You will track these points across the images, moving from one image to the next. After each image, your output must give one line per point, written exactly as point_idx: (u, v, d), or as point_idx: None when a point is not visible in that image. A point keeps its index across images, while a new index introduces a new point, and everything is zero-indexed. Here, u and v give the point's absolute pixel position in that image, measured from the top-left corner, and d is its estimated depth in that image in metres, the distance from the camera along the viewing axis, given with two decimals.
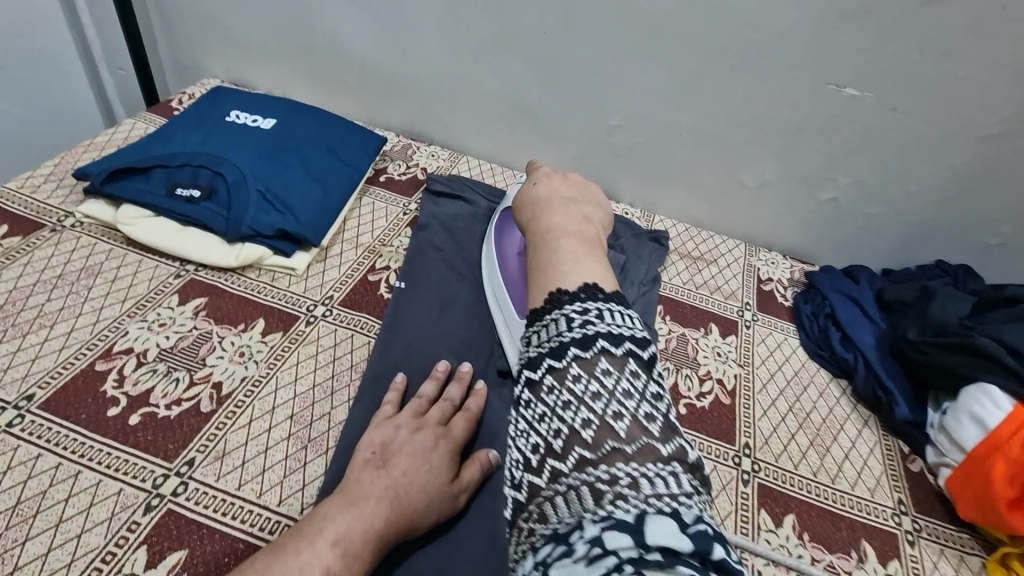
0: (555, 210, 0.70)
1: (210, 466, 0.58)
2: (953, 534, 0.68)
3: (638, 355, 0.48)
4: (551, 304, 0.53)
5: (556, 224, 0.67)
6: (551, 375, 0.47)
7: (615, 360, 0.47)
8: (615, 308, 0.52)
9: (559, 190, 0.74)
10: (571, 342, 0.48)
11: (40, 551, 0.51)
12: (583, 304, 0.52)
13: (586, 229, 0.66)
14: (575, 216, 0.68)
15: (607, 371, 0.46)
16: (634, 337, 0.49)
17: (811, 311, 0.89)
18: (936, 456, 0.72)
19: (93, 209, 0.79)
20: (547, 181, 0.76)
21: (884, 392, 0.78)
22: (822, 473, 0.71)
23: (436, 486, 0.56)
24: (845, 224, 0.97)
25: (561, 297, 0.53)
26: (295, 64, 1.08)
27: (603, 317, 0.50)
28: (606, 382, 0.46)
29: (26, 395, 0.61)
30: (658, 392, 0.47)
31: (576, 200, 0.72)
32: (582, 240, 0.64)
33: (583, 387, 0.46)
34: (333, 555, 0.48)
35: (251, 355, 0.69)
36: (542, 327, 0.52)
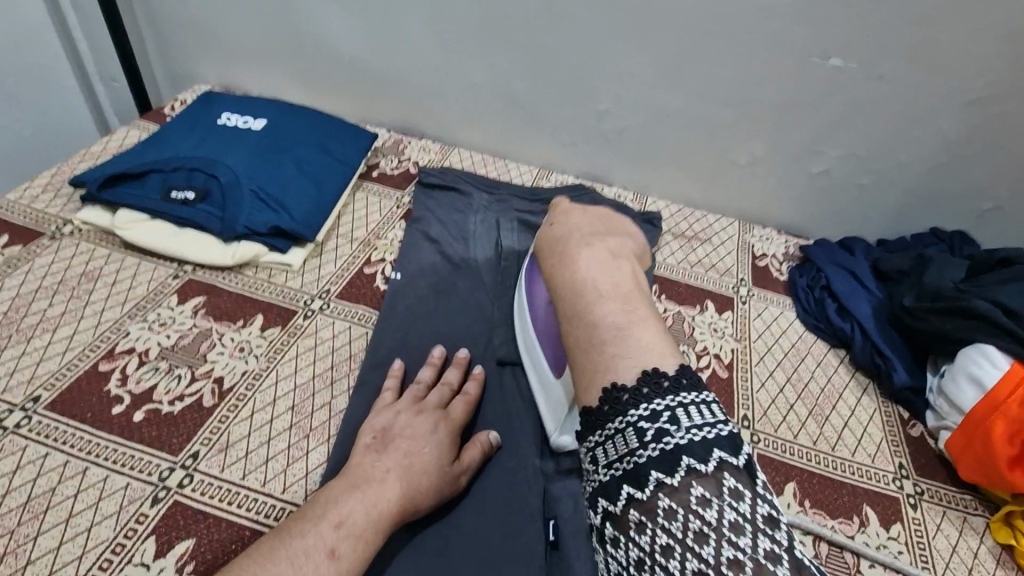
0: (579, 254, 0.59)
1: (214, 458, 0.59)
2: (955, 495, 0.68)
3: (732, 465, 0.42)
4: (608, 406, 0.46)
5: (585, 274, 0.56)
6: (637, 510, 0.41)
7: (708, 480, 0.41)
8: (687, 399, 0.44)
9: (581, 231, 0.64)
10: (651, 464, 0.42)
11: (52, 545, 0.52)
12: (649, 405, 0.44)
13: (626, 277, 0.57)
14: (604, 261, 0.58)
15: (705, 500, 0.40)
16: (720, 440, 0.43)
17: (807, 285, 0.89)
18: (936, 419, 0.72)
19: (90, 216, 0.80)
20: (565, 222, 0.67)
21: (883, 360, 0.78)
22: (823, 441, 0.71)
23: (437, 467, 0.57)
24: (838, 196, 0.97)
25: (619, 393, 0.46)
26: (284, 66, 1.09)
27: (679, 419, 0.43)
28: (708, 516, 0.39)
29: (32, 397, 0.62)
30: (770, 514, 0.41)
31: (601, 238, 0.63)
32: (622, 296, 0.54)
33: (682, 526, 0.40)
34: (338, 537, 0.48)
35: (251, 349, 0.70)
36: (608, 440, 0.45)
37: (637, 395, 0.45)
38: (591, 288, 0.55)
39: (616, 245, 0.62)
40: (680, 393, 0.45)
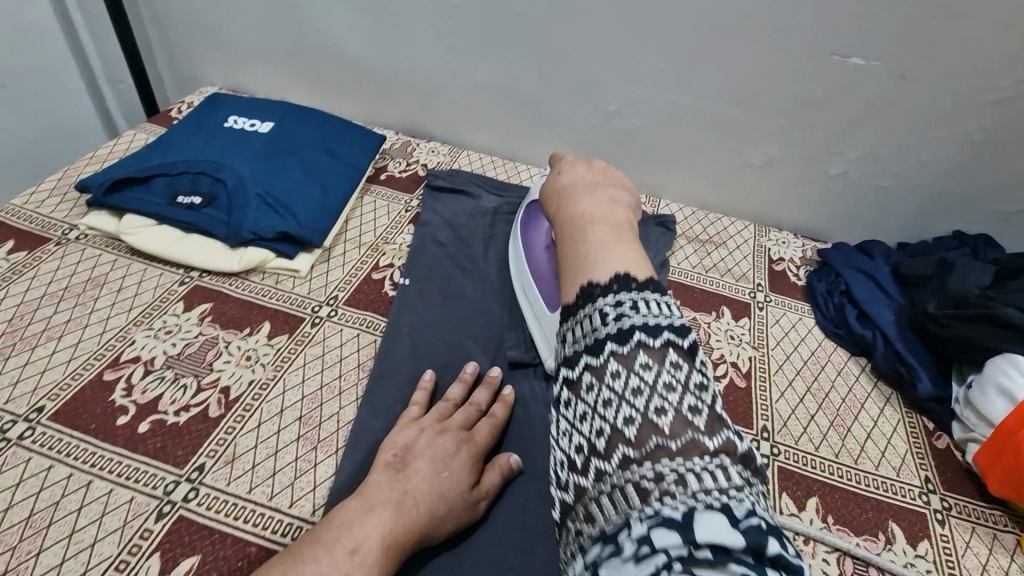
0: (581, 194, 0.61)
1: (220, 471, 0.58)
2: (986, 511, 0.65)
3: (678, 345, 0.43)
4: (582, 298, 0.47)
5: (584, 207, 0.59)
6: (589, 373, 0.43)
7: (653, 351, 0.43)
8: (652, 295, 0.46)
9: (584, 174, 0.66)
10: (607, 337, 0.43)
11: (55, 562, 0.50)
12: (616, 295, 0.46)
13: (616, 213, 0.58)
14: (604, 201, 0.60)
15: (646, 364, 0.42)
16: (672, 325, 0.44)
17: (824, 289, 0.87)
18: (963, 430, 0.70)
19: (96, 221, 0.79)
20: (570, 166, 0.68)
21: (905, 367, 0.76)
22: (844, 453, 0.69)
23: (456, 487, 0.55)
24: (857, 198, 0.94)
25: (593, 288, 0.47)
26: (290, 68, 1.08)
27: (639, 306, 0.45)
28: (646, 377, 0.41)
29: (37, 408, 0.61)
30: (702, 382, 0.43)
31: (601, 182, 0.64)
32: (612, 224, 0.56)
33: (623, 383, 0.42)
34: (354, 564, 0.46)
35: (257, 358, 0.68)
36: (578, 322, 0.46)
37: (610, 291, 0.46)
38: (586, 218, 0.57)
39: (616, 189, 0.64)
40: (650, 293, 0.46)
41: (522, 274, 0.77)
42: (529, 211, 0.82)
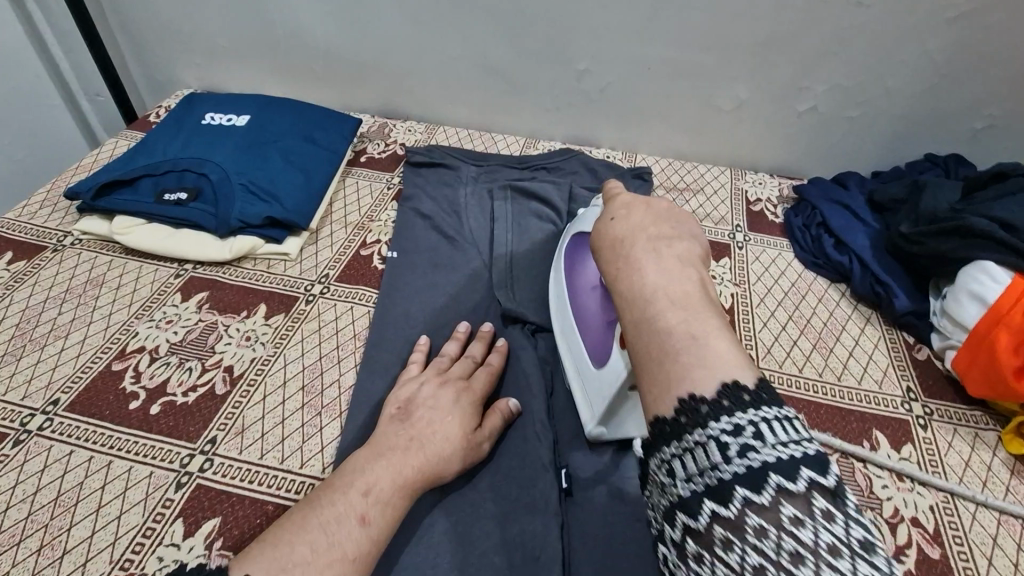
0: (643, 254, 0.50)
1: (232, 441, 0.61)
2: (966, 413, 0.68)
3: (823, 486, 0.35)
4: (686, 418, 0.39)
5: (653, 271, 0.48)
6: (721, 526, 0.35)
7: (797, 500, 0.34)
8: (769, 414, 0.38)
9: (643, 223, 0.54)
10: (735, 481, 0.36)
11: (85, 534, 0.54)
12: (732, 418, 0.38)
13: (695, 286, 0.47)
14: (674, 263, 0.49)
15: (796, 520, 0.34)
16: (808, 458, 0.36)
17: (802, 224, 0.89)
18: (941, 340, 0.72)
19: (89, 225, 0.82)
20: (625, 213, 0.56)
21: (883, 288, 0.78)
22: (828, 373, 0.71)
23: (457, 431, 0.58)
24: (828, 132, 0.96)
25: (699, 403, 0.39)
26: (263, 61, 1.10)
27: (763, 435, 0.37)
28: (803, 537, 0.33)
29: (52, 400, 0.64)
30: (867, 538, 0.34)
31: (666, 234, 0.52)
32: (698, 305, 0.45)
33: (772, 547, 0.33)
34: (367, 504, 0.50)
35: (257, 337, 0.71)
36: (686, 453, 0.38)
37: (720, 408, 0.38)
38: (663, 296, 0.46)
39: (683, 241, 0.52)
40: (765, 409, 0.38)
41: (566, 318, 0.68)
42: (578, 245, 0.71)
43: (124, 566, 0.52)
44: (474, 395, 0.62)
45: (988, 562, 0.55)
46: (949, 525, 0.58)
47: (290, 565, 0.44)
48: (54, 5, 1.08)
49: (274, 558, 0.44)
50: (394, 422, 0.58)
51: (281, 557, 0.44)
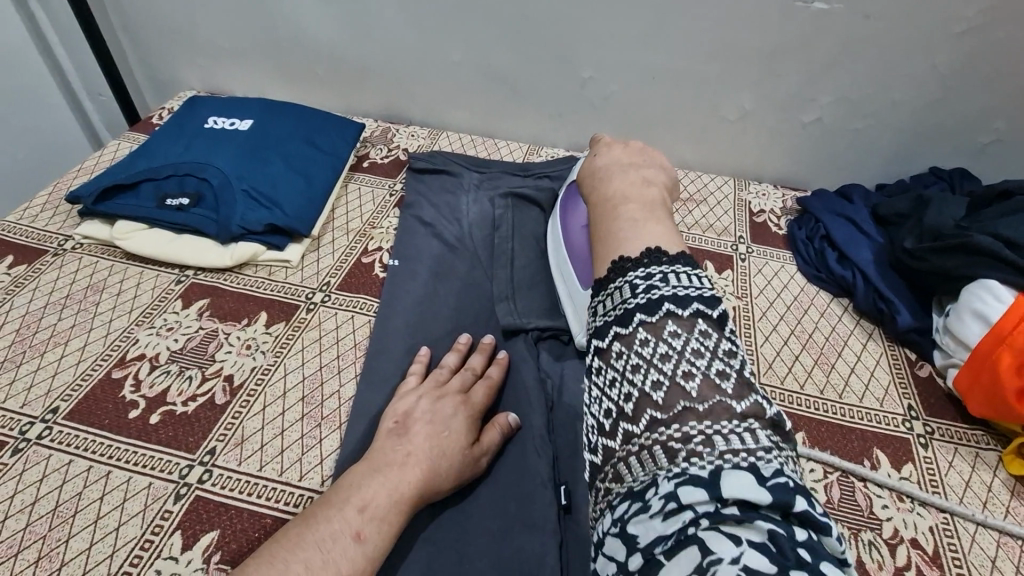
0: (616, 174, 0.66)
1: (231, 452, 0.61)
2: (968, 433, 0.67)
3: (707, 316, 0.48)
4: (616, 272, 0.53)
5: (619, 181, 0.65)
6: (619, 341, 0.49)
7: (681, 320, 0.48)
8: (680, 269, 0.51)
9: (620, 155, 0.69)
10: (636, 309, 0.49)
11: (84, 546, 0.54)
12: (647, 270, 0.51)
13: (649, 193, 0.63)
14: (638, 181, 0.64)
15: (675, 333, 0.47)
16: (700, 297, 0.49)
17: (805, 236, 0.89)
18: (943, 357, 0.72)
19: (90, 230, 0.81)
20: (608, 150, 0.71)
21: (885, 303, 0.78)
22: (829, 388, 0.71)
23: (455, 446, 0.57)
24: (832, 143, 0.96)
25: (625, 264, 0.53)
26: (266, 63, 1.09)
27: (667, 279, 0.50)
28: (674, 344, 0.47)
29: (52, 408, 0.64)
30: (730, 348, 0.48)
31: (638, 163, 0.68)
32: (646, 203, 0.62)
33: (651, 351, 0.47)
34: (364, 520, 0.50)
35: (258, 345, 0.71)
36: (608, 296, 0.52)
37: (642, 264, 0.52)
38: (619, 197, 0.63)
39: (652, 167, 0.68)
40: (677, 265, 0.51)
41: (556, 248, 0.77)
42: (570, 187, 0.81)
43: None
44: (473, 409, 0.62)
45: None
46: (948, 546, 0.58)
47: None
48: (57, 5, 1.07)
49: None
50: (393, 435, 0.58)
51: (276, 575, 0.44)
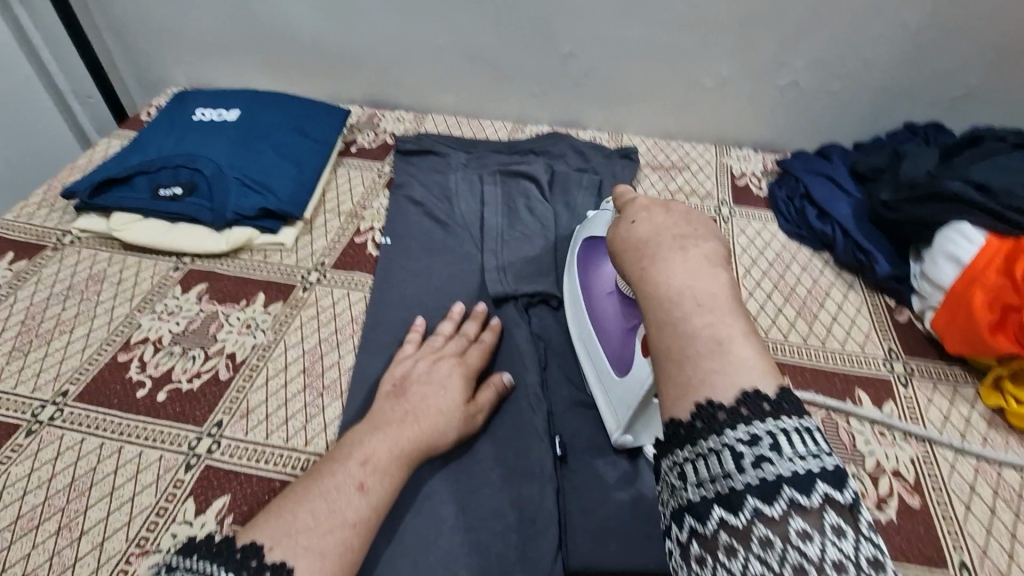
0: (671, 254, 0.46)
1: (238, 423, 0.63)
2: (946, 370, 0.70)
3: (838, 502, 0.33)
4: (702, 423, 0.36)
5: (684, 267, 0.44)
6: (727, 534, 0.33)
7: (808, 513, 0.32)
8: (789, 424, 0.35)
9: (667, 224, 0.50)
10: (746, 490, 0.34)
11: (101, 516, 0.56)
12: (749, 426, 0.35)
13: (717, 287, 0.43)
14: (698, 264, 0.44)
15: (804, 535, 0.32)
16: (824, 471, 0.34)
17: (786, 195, 0.91)
18: (921, 301, 0.75)
19: (87, 223, 0.83)
20: (648, 217, 0.51)
21: (864, 254, 0.80)
22: (812, 337, 0.74)
23: (452, 403, 0.60)
24: (809, 105, 0.98)
25: (717, 411, 0.36)
26: (250, 56, 1.10)
27: (781, 445, 0.34)
28: (808, 551, 0.31)
29: (62, 392, 0.66)
30: (876, 555, 0.32)
31: (692, 233, 0.48)
32: (727, 308, 0.41)
33: (776, 557, 0.31)
34: (366, 473, 0.52)
35: (257, 325, 0.73)
36: (698, 458, 0.36)
37: (739, 415, 0.36)
38: (691, 295, 0.42)
39: (709, 240, 0.48)
40: (785, 415, 0.36)
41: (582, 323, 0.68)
42: (591, 249, 0.71)
43: (140, 543, 0.54)
44: (468, 370, 0.64)
45: (966, 508, 0.58)
46: (929, 475, 0.60)
47: (294, 530, 0.46)
48: (42, 8, 1.08)
49: (279, 524, 0.46)
50: (391, 397, 0.61)
51: (284, 522, 0.46)
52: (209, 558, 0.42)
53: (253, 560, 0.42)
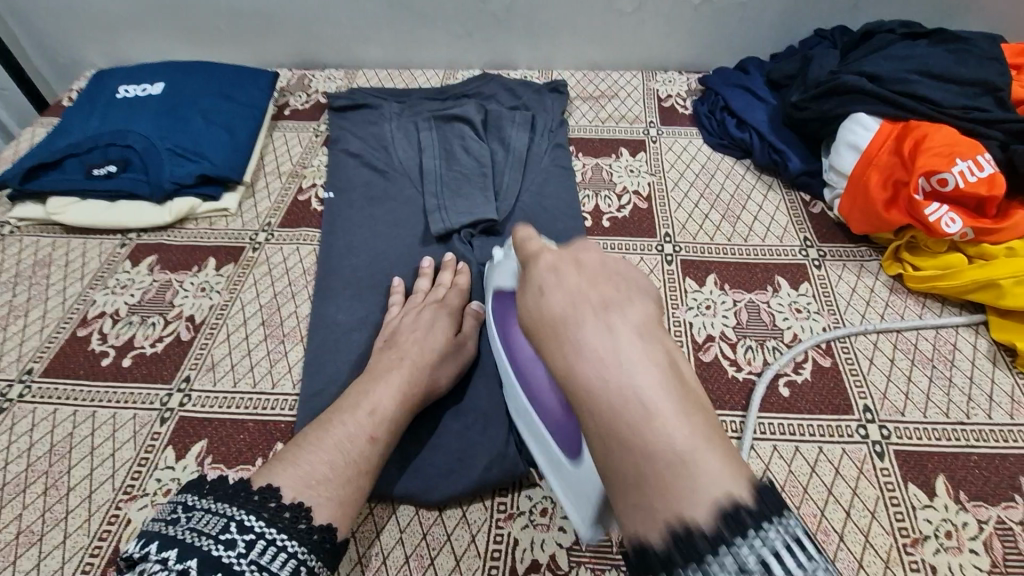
0: (597, 341, 0.38)
1: (205, 376, 0.67)
2: (854, 250, 0.77)
3: None
4: (680, 553, 0.31)
5: (620, 360, 0.36)
6: None
7: None
8: (775, 540, 0.31)
9: (580, 287, 0.41)
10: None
11: (86, 472, 0.59)
12: (738, 554, 0.31)
13: (645, 368, 0.36)
14: (631, 343, 0.37)
15: None
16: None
17: (707, 110, 0.96)
18: (831, 193, 0.79)
19: (25, 211, 0.83)
20: (557, 278, 0.42)
21: (779, 155, 0.86)
22: (736, 236, 0.80)
23: (440, 341, 0.62)
24: (725, 20, 1.01)
25: (700, 535, 0.31)
26: (166, 25, 1.08)
27: (772, 566, 0.30)
28: None
29: (27, 370, 0.68)
30: None
31: (614, 297, 0.40)
32: (671, 401, 0.35)
33: None
34: (374, 423, 0.53)
35: (212, 287, 0.76)
36: None
37: (726, 542, 0.31)
38: (636, 400, 0.35)
39: (637, 305, 0.40)
40: (776, 530, 0.31)
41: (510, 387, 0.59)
42: (502, 303, 0.61)
43: (127, 490, 0.58)
44: (451, 311, 0.67)
45: (870, 363, 0.65)
46: (839, 340, 0.67)
47: (315, 482, 0.47)
48: None
49: None
50: (383, 350, 0.62)
51: (304, 472, 0.48)
52: (229, 500, 0.44)
53: (271, 501, 0.45)
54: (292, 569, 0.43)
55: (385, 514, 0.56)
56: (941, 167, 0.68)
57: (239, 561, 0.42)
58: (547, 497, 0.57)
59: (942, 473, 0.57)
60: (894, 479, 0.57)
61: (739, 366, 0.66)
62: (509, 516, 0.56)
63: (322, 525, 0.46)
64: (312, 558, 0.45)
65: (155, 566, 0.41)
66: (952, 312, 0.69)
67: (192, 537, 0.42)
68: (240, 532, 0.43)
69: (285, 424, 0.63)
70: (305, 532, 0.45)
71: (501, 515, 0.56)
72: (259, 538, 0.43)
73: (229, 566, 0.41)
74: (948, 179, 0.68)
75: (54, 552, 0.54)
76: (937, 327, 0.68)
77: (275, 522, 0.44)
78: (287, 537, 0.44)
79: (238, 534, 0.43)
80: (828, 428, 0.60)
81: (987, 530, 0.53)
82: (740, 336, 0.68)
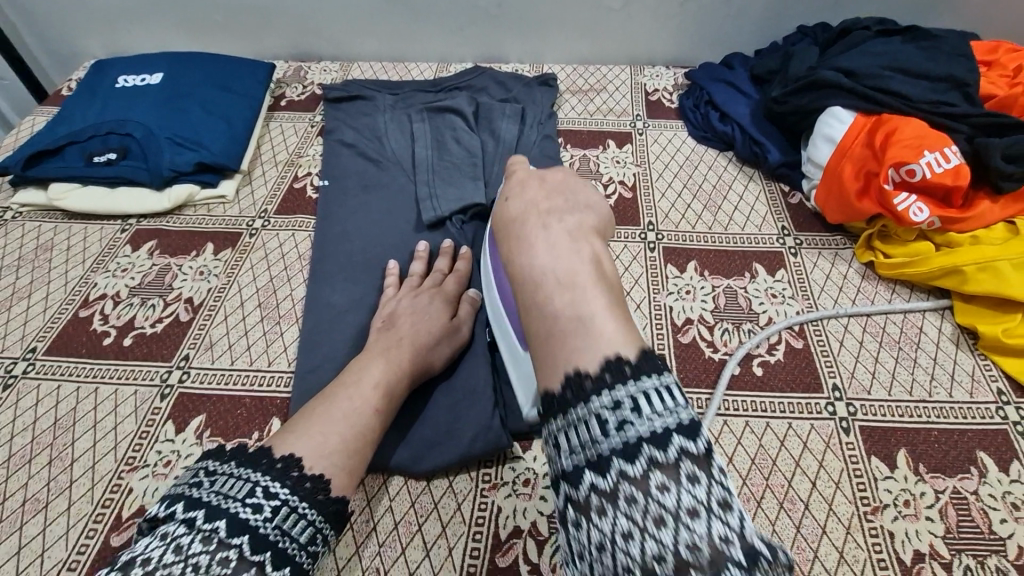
0: (535, 233, 0.47)
1: (204, 355, 0.69)
2: (830, 239, 0.80)
3: (692, 452, 0.35)
4: (571, 393, 0.37)
5: (554, 250, 0.45)
6: (597, 496, 0.34)
7: (666, 468, 0.34)
8: (649, 383, 0.36)
9: (535, 198, 0.50)
10: (612, 454, 0.35)
11: (89, 445, 0.62)
12: (612, 393, 0.36)
13: (572, 257, 0.44)
14: (563, 238, 0.46)
15: (663, 487, 0.34)
16: (680, 424, 0.35)
17: (693, 104, 0.99)
18: (808, 184, 0.82)
19: (27, 197, 0.85)
20: (519, 190, 0.52)
21: (759, 147, 0.89)
22: (716, 225, 0.83)
23: (434, 324, 0.65)
24: (712, 16, 1.03)
25: (583, 378, 0.37)
26: (164, 16, 1.10)
27: (641, 406, 0.35)
28: (666, 502, 0.33)
29: (30, 349, 0.70)
30: (726, 498, 0.34)
31: (559, 207, 0.49)
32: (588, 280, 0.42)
33: (641, 512, 0.33)
34: (376, 397, 0.56)
35: (210, 270, 0.78)
36: (570, 428, 0.36)
37: (605, 382, 0.37)
38: (554, 275, 0.43)
39: (580, 214, 0.49)
40: (648, 378, 0.36)
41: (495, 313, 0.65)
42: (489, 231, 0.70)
43: (129, 461, 0.61)
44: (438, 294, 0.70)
45: (841, 345, 0.68)
46: (812, 324, 0.71)
47: (329, 451, 0.49)
48: None
49: None
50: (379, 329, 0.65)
51: (317, 443, 0.49)
52: (247, 466, 0.45)
53: (294, 470, 0.46)
54: (310, 536, 0.45)
55: (375, 484, 0.59)
56: (910, 158, 0.71)
57: (265, 525, 0.42)
58: (530, 469, 0.60)
59: (904, 447, 0.60)
60: (858, 453, 0.60)
61: (715, 348, 0.69)
62: (493, 486, 0.59)
63: (337, 497, 0.48)
64: (325, 525, 0.46)
65: (180, 528, 0.40)
66: (920, 297, 0.73)
67: (219, 499, 0.42)
68: (266, 497, 0.44)
69: (281, 400, 0.65)
70: (315, 496, 0.46)
71: (486, 484, 0.59)
72: (284, 505, 0.44)
73: (256, 528, 0.42)
74: (916, 170, 0.71)
75: (59, 518, 0.57)
76: (905, 311, 0.71)
77: (297, 490, 0.46)
78: (307, 505, 0.45)
79: (264, 499, 0.44)
80: (799, 405, 0.64)
81: (943, 499, 0.57)
82: (717, 319, 0.71)
